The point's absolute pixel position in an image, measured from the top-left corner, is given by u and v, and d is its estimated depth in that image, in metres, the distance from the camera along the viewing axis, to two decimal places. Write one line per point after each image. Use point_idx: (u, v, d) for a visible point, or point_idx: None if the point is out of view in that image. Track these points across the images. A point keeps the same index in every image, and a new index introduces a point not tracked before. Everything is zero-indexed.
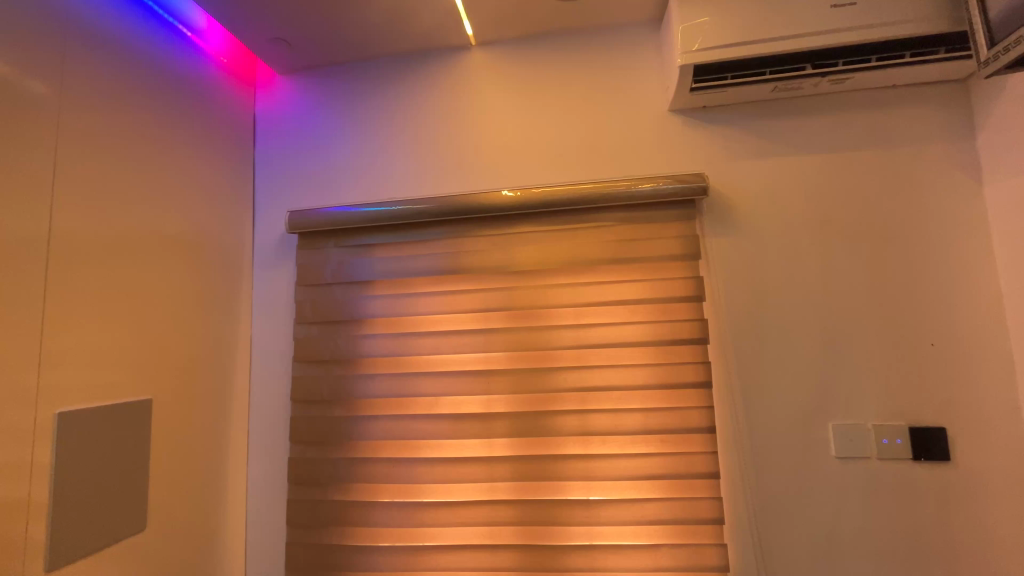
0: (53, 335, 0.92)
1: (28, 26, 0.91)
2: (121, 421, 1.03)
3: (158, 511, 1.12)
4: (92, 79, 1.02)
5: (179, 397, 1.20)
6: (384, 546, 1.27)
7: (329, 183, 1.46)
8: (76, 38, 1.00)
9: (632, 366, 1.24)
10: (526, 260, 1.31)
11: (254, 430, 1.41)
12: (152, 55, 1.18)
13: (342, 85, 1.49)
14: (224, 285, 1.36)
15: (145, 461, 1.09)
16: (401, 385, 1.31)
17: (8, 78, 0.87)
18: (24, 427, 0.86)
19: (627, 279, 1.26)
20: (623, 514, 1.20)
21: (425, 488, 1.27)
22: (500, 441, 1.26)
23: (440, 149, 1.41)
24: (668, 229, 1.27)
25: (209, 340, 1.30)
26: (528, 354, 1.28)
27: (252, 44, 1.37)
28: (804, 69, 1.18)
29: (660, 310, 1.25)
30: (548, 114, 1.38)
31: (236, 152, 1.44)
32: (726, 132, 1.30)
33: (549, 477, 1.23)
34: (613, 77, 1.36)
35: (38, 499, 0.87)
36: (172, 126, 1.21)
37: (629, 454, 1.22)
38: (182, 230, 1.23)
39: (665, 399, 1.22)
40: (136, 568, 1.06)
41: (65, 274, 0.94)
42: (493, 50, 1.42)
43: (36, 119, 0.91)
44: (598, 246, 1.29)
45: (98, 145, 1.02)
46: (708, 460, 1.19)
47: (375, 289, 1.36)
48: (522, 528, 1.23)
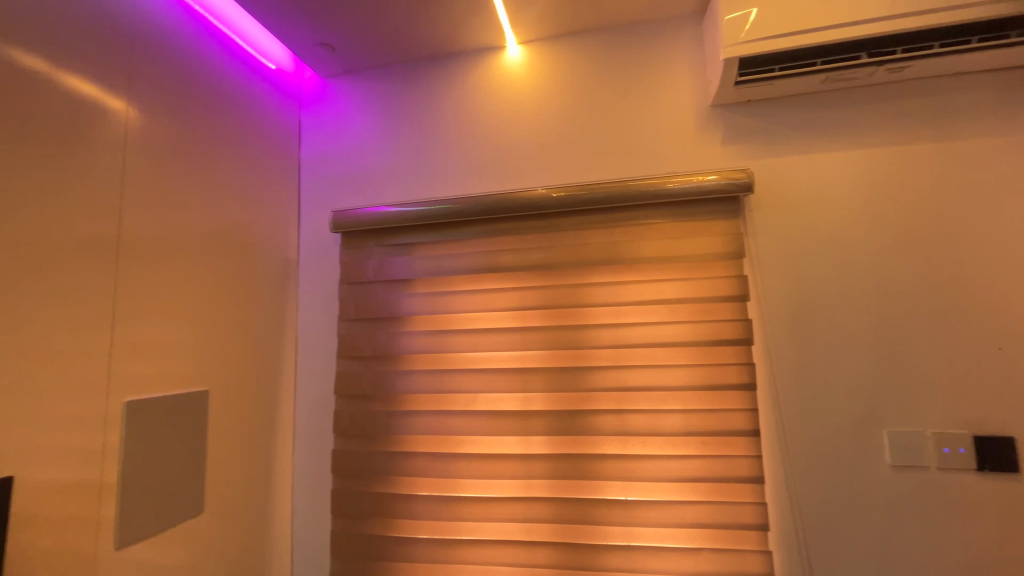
0: (123, 330, 0.98)
1: (102, 43, 0.98)
2: (180, 411, 1.10)
3: (214, 497, 1.18)
4: (155, 90, 1.09)
5: (231, 390, 1.26)
6: (423, 538, 1.30)
7: (370, 184, 1.50)
8: (143, 52, 1.06)
9: (672, 366, 1.22)
10: (565, 259, 1.30)
11: (300, 422, 1.46)
12: (207, 65, 1.24)
13: (382, 87, 1.53)
14: (272, 282, 1.42)
15: (201, 449, 1.15)
16: (440, 381, 1.33)
17: (84, 91, 0.93)
18: (98, 414, 0.92)
19: (667, 278, 1.24)
20: (662, 516, 1.18)
21: (463, 483, 1.29)
22: (537, 438, 1.27)
23: (478, 148, 1.43)
24: (710, 227, 1.24)
25: (259, 335, 1.36)
26: (566, 353, 1.27)
27: (300, 52, 1.42)
28: (859, 58, 1.13)
29: (701, 310, 1.22)
30: (586, 111, 1.37)
31: (283, 154, 1.50)
32: (772, 127, 1.26)
33: (587, 477, 1.23)
34: (653, 73, 1.34)
35: (109, 481, 0.94)
36: (224, 131, 1.28)
37: (668, 455, 1.20)
38: (235, 231, 1.29)
39: (706, 400, 1.20)
40: (194, 550, 1.12)
41: (132, 271, 1.01)
42: (531, 49, 1.43)
43: (109, 128, 0.98)
44: (638, 245, 1.27)
45: (161, 152, 1.09)
46: (752, 465, 1.16)
47: (415, 287, 1.39)
48: (559, 526, 1.23)
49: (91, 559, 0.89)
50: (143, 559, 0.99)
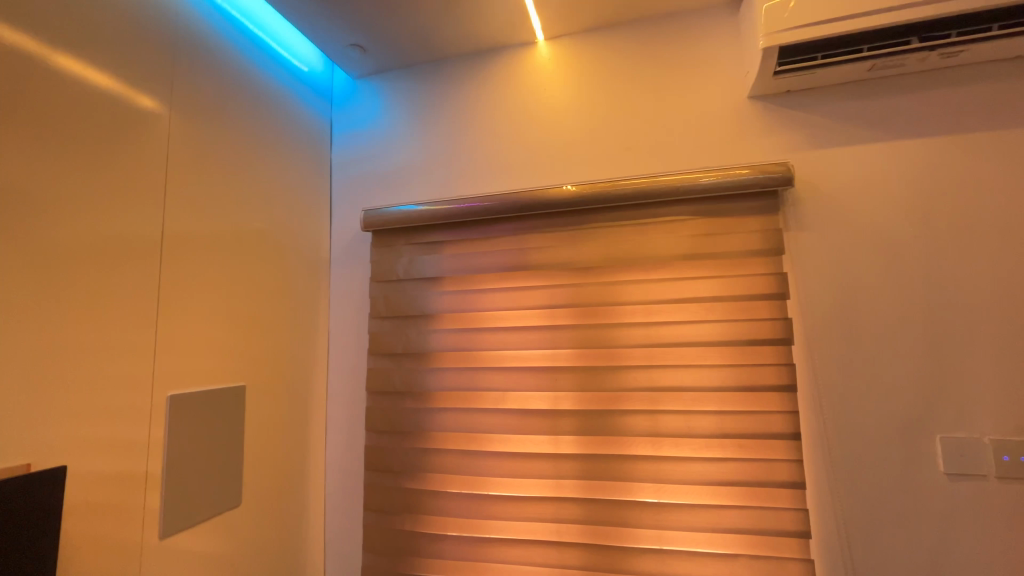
0: (166, 326, 1.02)
1: (144, 49, 1.01)
2: (219, 405, 1.13)
3: (251, 490, 1.21)
4: (195, 93, 1.12)
5: (267, 385, 1.28)
6: (453, 535, 1.30)
7: (400, 182, 1.51)
8: (183, 56, 1.10)
9: (707, 366, 1.19)
10: (595, 256, 1.28)
11: (332, 418, 1.48)
12: (244, 67, 1.27)
13: (412, 86, 1.54)
14: (305, 281, 1.45)
15: (239, 443, 1.18)
16: (469, 379, 1.34)
17: (128, 96, 0.97)
18: (143, 407, 0.96)
19: (702, 275, 1.21)
20: (697, 520, 1.15)
21: (492, 481, 1.28)
22: (567, 437, 1.25)
23: (506, 146, 1.42)
24: (747, 223, 1.20)
25: (293, 332, 1.39)
26: (596, 352, 1.25)
27: (331, 53, 1.45)
28: (909, 43, 1.07)
29: (737, 308, 1.18)
30: (616, 105, 1.35)
31: (315, 154, 1.53)
32: (813, 118, 1.21)
33: (617, 478, 1.21)
34: (686, 65, 1.31)
35: (153, 472, 0.97)
36: (258, 132, 1.30)
37: (703, 457, 1.16)
38: (270, 230, 1.32)
39: (743, 401, 1.16)
40: (232, 541, 1.15)
41: (174, 269, 1.04)
42: (560, 44, 1.42)
43: (152, 131, 1.01)
44: (671, 241, 1.24)
45: (201, 154, 1.12)
46: (792, 469, 1.12)
47: (444, 285, 1.39)
48: (589, 527, 1.21)
49: (137, 546, 0.92)
50: (185, 548, 1.03)
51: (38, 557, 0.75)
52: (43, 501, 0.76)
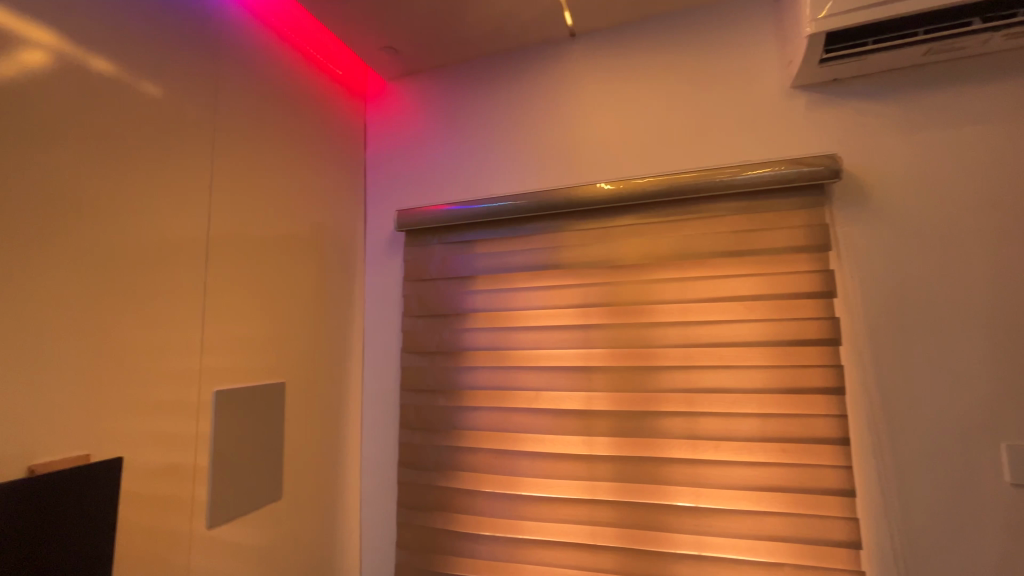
0: (212, 324, 1.06)
1: (190, 58, 1.05)
2: (261, 401, 1.16)
3: (290, 484, 1.24)
4: (237, 99, 1.16)
5: (305, 382, 1.32)
6: (486, 534, 1.30)
7: (432, 182, 1.52)
8: (226, 64, 1.14)
9: (748, 367, 1.14)
10: (630, 254, 1.26)
11: (367, 415, 1.51)
12: (282, 73, 1.30)
13: (444, 87, 1.55)
14: (341, 280, 1.48)
15: (280, 438, 1.21)
16: (502, 378, 1.33)
17: (175, 105, 1.00)
18: (192, 402, 1.00)
19: (741, 273, 1.17)
20: (738, 526, 1.11)
21: (525, 482, 1.28)
22: (601, 439, 1.23)
23: (538, 144, 1.41)
24: (790, 219, 1.15)
25: (329, 331, 1.42)
26: (631, 352, 1.23)
27: (365, 56, 1.47)
28: (971, 25, 1.00)
29: (780, 307, 1.14)
30: (651, 100, 1.32)
31: (350, 156, 1.56)
32: (862, 108, 1.15)
33: (653, 481, 1.18)
34: (725, 56, 1.27)
35: (201, 465, 1.01)
36: (295, 135, 1.33)
37: (744, 461, 1.13)
38: (307, 231, 1.35)
39: (787, 404, 1.12)
40: (273, 533, 1.18)
41: (218, 270, 1.08)
42: (594, 39, 1.40)
43: (197, 137, 1.05)
44: (709, 238, 1.20)
45: (242, 158, 1.16)
46: (840, 475, 1.07)
47: (476, 284, 1.39)
48: (624, 531, 1.19)
49: (186, 536, 0.96)
50: (230, 539, 1.06)
51: (95, 552, 0.78)
52: (99, 497, 0.79)
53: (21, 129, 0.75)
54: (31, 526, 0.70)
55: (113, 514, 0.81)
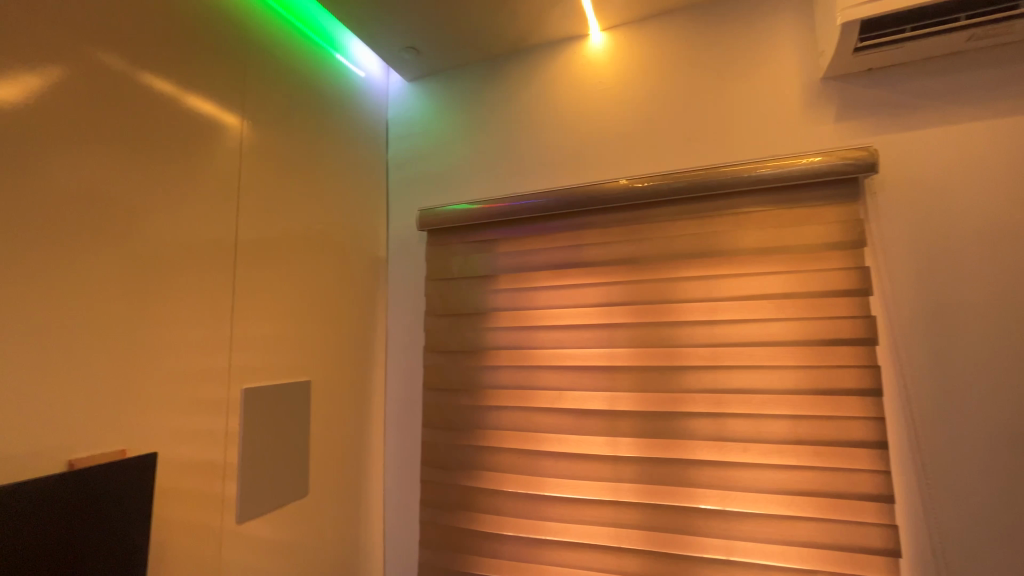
0: (241, 323, 1.08)
1: (219, 63, 1.07)
2: (288, 399, 1.18)
3: (316, 482, 1.26)
4: (263, 102, 1.18)
5: (330, 380, 1.33)
6: (509, 534, 1.29)
7: (453, 182, 1.53)
8: (253, 68, 1.16)
9: (778, 368, 1.11)
10: (654, 252, 1.24)
11: (390, 414, 1.52)
12: (307, 75, 1.32)
13: (465, 86, 1.55)
14: (364, 280, 1.49)
15: (305, 436, 1.23)
16: (525, 377, 1.33)
17: (203, 109, 1.03)
18: (222, 399, 1.02)
19: (771, 271, 1.14)
20: (768, 531, 1.08)
21: (549, 482, 1.27)
22: (626, 440, 1.21)
23: (561, 141, 1.40)
24: (823, 214, 1.12)
25: (353, 330, 1.43)
26: (656, 351, 1.21)
27: (387, 56, 1.48)
28: (1018, 8, 0.95)
29: (812, 306, 1.10)
30: (676, 94, 1.29)
31: (373, 157, 1.57)
32: (898, 98, 1.11)
33: (680, 483, 1.16)
34: (753, 48, 1.24)
35: (231, 461, 1.03)
36: (320, 137, 1.35)
37: (775, 465, 1.09)
38: (331, 231, 1.37)
39: (819, 406, 1.08)
40: (300, 530, 1.20)
41: (246, 270, 1.10)
42: (616, 34, 1.38)
43: (225, 140, 1.07)
44: (737, 235, 1.17)
45: (269, 160, 1.18)
46: (878, 480, 1.03)
47: (498, 283, 1.39)
48: (650, 534, 1.16)
49: (217, 531, 0.98)
50: (259, 535, 1.08)
51: (128, 549, 0.79)
52: (135, 495, 0.81)
53: (60, 134, 0.78)
54: (66, 524, 0.71)
55: (148, 512, 0.83)
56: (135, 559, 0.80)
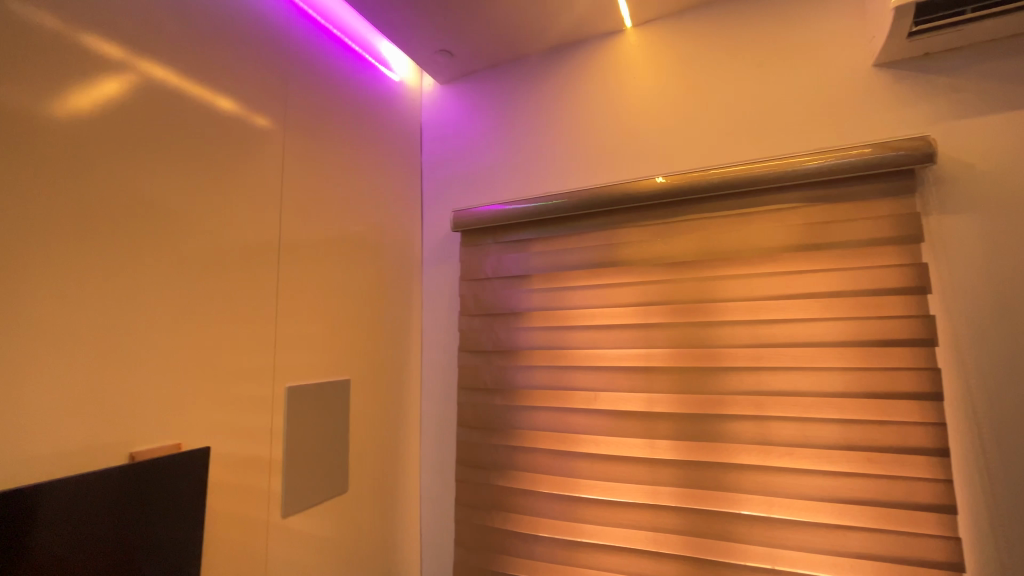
0: (284, 323, 1.11)
1: (261, 72, 1.11)
2: (328, 397, 1.21)
3: (355, 478, 1.29)
4: (303, 109, 1.22)
5: (367, 379, 1.36)
6: (544, 535, 1.29)
7: (486, 182, 1.54)
8: (294, 76, 1.20)
9: (826, 370, 1.06)
10: (692, 250, 1.21)
11: (425, 413, 1.54)
12: (344, 82, 1.36)
13: (497, 86, 1.56)
14: (400, 281, 1.51)
15: (345, 434, 1.26)
16: (559, 378, 1.32)
17: (247, 117, 1.07)
18: (267, 397, 1.06)
19: (817, 268, 1.09)
20: (817, 540, 1.03)
21: (584, 484, 1.25)
22: (663, 442, 1.18)
23: (594, 139, 1.39)
24: (873, 208, 1.06)
25: (389, 330, 1.45)
26: (694, 351, 1.18)
27: (421, 60, 1.51)
28: None
29: (864, 305, 1.05)
30: (715, 88, 1.26)
31: (407, 160, 1.60)
32: (958, 83, 1.04)
33: (721, 488, 1.12)
34: (797, 36, 1.19)
35: (275, 457, 1.06)
36: (356, 141, 1.38)
37: (824, 471, 1.04)
38: (367, 233, 1.40)
39: (872, 410, 1.03)
40: (340, 525, 1.23)
41: (288, 272, 1.14)
42: (651, 29, 1.36)
43: (267, 147, 1.11)
44: (780, 231, 1.13)
45: (308, 165, 1.21)
46: (937, 489, 0.97)
47: (532, 283, 1.39)
48: (689, 540, 1.14)
49: (264, 524, 1.02)
50: (302, 529, 1.11)
51: (179, 538, 0.82)
52: (187, 488, 0.84)
53: (116, 145, 0.82)
54: (123, 514, 0.75)
55: (202, 508, 0.86)
56: (191, 553, 0.84)
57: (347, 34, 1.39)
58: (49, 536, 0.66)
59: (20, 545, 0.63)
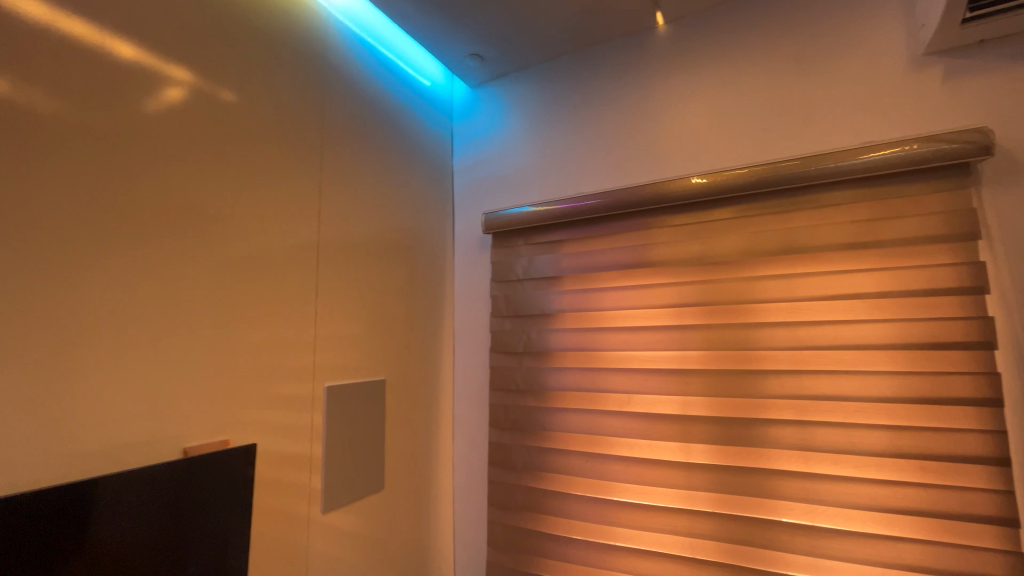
0: (324, 324, 1.15)
1: (301, 83, 1.15)
2: (365, 398, 1.24)
3: (390, 477, 1.31)
4: (341, 117, 1.26)
5: (401, 379, 1.38)
6: (577, 538, 1.28)
7: (517, 184, 1.55)
8: (332, 85, 1.24)
9: (873, 373, 1.02)
10: (728, 249, 1.18)
11: (458, 413, 1.56)
12: (379, 89, 1.40)
13: (527, 88, 1.57)
14: (432, 282, 1.54)
15: (380, 432, 1.29)
16: (592, 380, 1.31)
17: (288, 127, 1.11)
18: (308, 396, 1.09)
19: (863, 268, 1.05)
20: (864, 551, 0.99)
21: (618, 487, 1.24)
22: (699, 446, 1.16)
23: (626, 139, 1.38)
24: (923, 205, 1.02)
25: (422, 331, 1.48)
26: (731, 354, 1.15)
27: (452, 65, 1.53)
28: None
29: (913, 306, 1.00)
30: (751, 84, 1.23)
31: (439, 163, 1.63)
32: (1018, 70, 0.98)
33: (760, 494, 1.09)
34: (839, 28, 1.15)
35: (316, 454, 1.10)
36: (390, 146, 1.42)
37: (871, 478, 1.00)
38: (401, 236, 1.42)
39: (922, 416, 0.98)
40: (376, 522, 1.25)
41: (328, 274, 1.17)
42: (683, 25, 1.34)
43: (307, 154, 1.15)
44: (822, 230, 1.09)
45: (346, 171, 1.25)
46: (997, 500, 0.92)
47: (563, 285, 1.39)
48: (728, 546, 1.11)
49: (305, 519, 1.05)
50: (341, 525, 1.14)
51: (225, 531, 0.85)
52: (233, 484, 0.87)
53: (167, 155, 0.87)
54: (173, 507, 0.78)
55: (249, 500, 0.90)
56: (237, 542, 0.88)
57: (381, 41, 1.43)
58: (106, 525, 0.70)
59: (80, 533, 0.67)
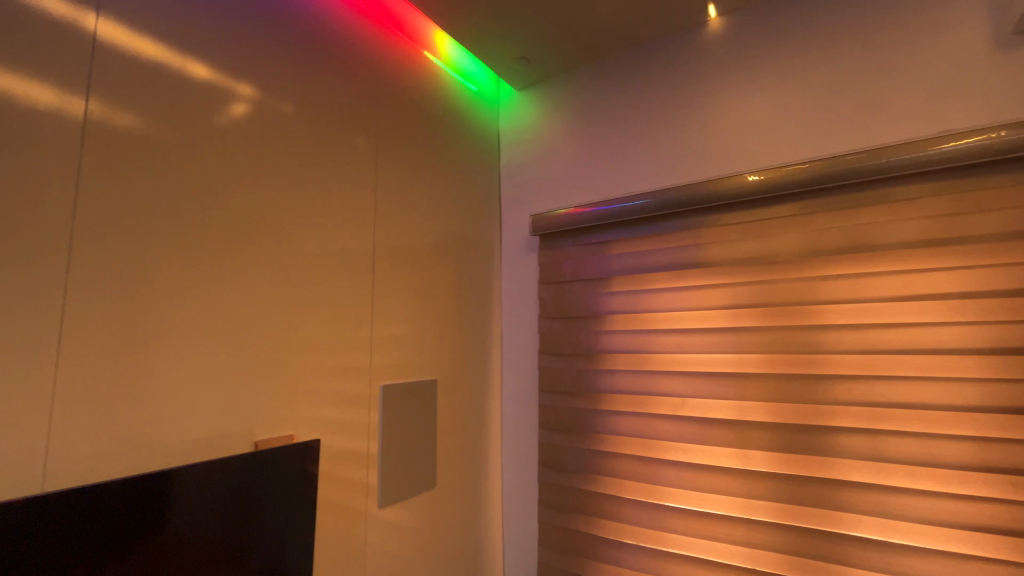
0: (380, 325, 1.19)
1: (357, 94, 1.20)
2: (418, 397, 1.27)
3: (442, 475, 1.34)
4: (394, 125, 1.30)
5: (452, 379, 1.41)
6: (629, 542, 1.26)
7: (564, 185, 1.54)
8: (386, 95, 1.28)
9: (955, 380, 0.95)
10: (789, 249, 1.13)
11: (506, 414, 1.57)
12: (428, 96, 1.43)
13: (573, 89, 1.56)
14: (480, 284, 1.56)
15: (433, 431, 1.32)
16: (644, 382, 1.29)
17: (344, 136, 1.16)
18: (365, 395, 1.14)
19: (942, 266, 0.97)
20: (945, 570, 0.92)
21: (672, 492, 1.21)
22: (758, 453, 1.12)
23: (677, 136, 1.35)
24: (1013, 197, 0.93)
25: (471, 332, 1.50)
26: (794, 358, 1.10)
27: (498, 69, 1.55)
28: None
29: (1003, 307, 0.92)
30: (813, 75, 1.17)
31: (487, 167, 1.65)
32: None
33: (826, 505, 1.04)
34: (912, 11, 1.07)
35: (373, 451, 1.14)
36: (439, 151, 1.45)
37: (953, 494, 0.93)
38: (451, 239, 1.45)
39: (1014, 427, 0.90)
40: (430, 519, 1.28)
41: (383, 277, 1.21)
42: (738, 17, 1.29)
43: (362, 162, 1.19)
44: (894, 226, 1.03)
45: (399, 177, 1.29)
46: None
47: (613, 286, 1.37)
48: (790, 559, 1.06)
49: (363, 512, 1.09)
50: (397, 520, 1.18)
51: (289, 522, 0.90)
52: (296, 479, 0.92)
53: (235, 167, 0.92)
54: (243, 499, 0.83)
55: (310, 494, 0.94)
56: (299, 533, 0.92)
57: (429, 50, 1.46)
58: (179, 520, 0.75)
59: (157, 526, 0.72)
